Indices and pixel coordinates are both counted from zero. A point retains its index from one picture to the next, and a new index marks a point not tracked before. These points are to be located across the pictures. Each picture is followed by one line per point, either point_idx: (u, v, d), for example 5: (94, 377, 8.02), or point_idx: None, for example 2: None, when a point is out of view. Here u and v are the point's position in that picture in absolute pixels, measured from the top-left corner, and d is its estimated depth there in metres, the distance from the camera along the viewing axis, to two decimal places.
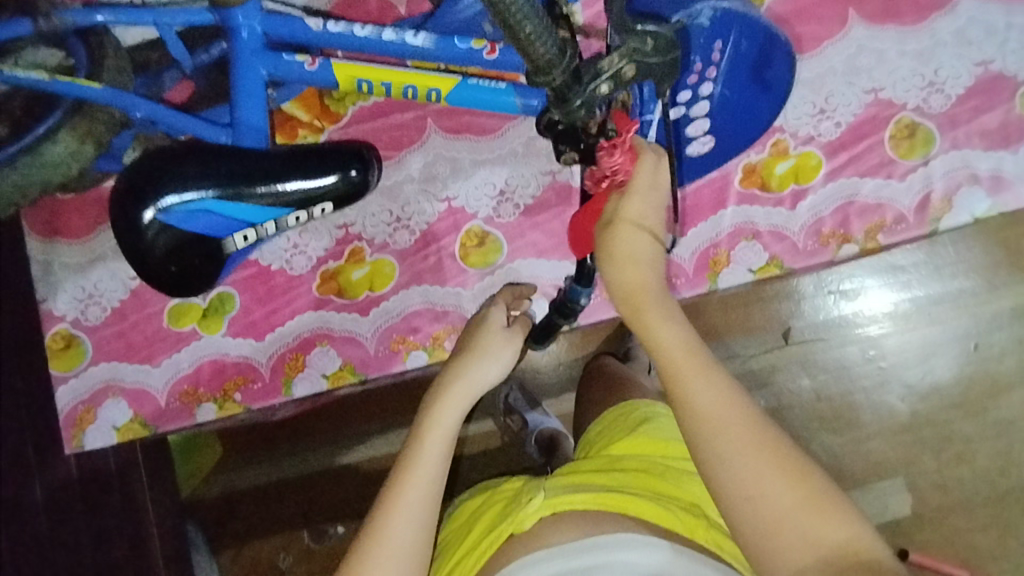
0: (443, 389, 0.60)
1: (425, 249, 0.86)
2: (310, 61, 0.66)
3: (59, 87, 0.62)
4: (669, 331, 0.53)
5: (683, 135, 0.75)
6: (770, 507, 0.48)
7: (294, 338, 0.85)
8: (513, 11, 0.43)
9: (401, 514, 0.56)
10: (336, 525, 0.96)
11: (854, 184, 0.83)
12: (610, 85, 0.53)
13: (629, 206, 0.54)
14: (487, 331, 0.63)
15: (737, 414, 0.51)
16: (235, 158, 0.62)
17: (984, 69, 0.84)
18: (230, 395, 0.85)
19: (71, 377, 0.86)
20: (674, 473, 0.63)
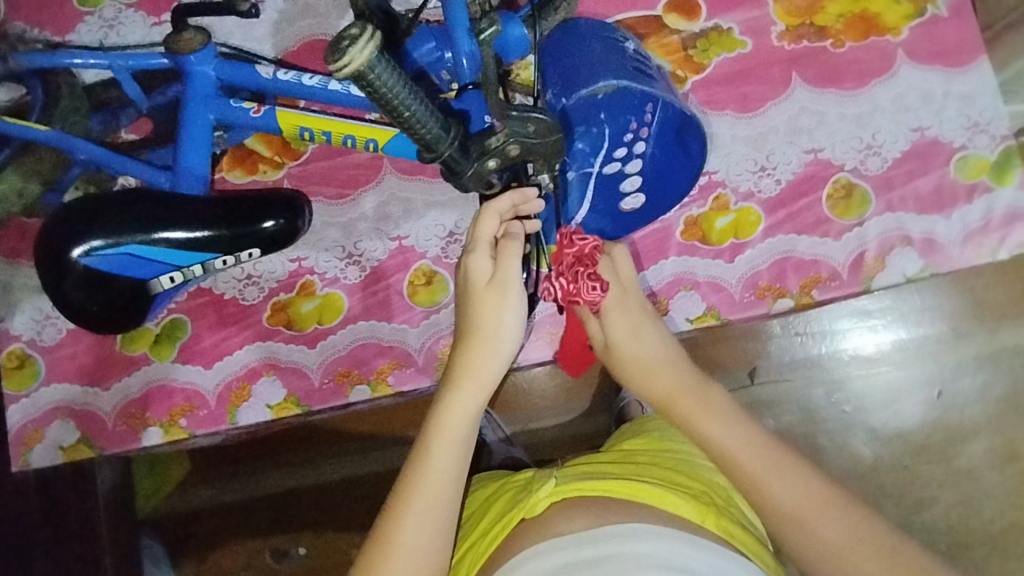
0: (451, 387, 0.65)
1: (374, 285, 0.88)
2: (256, 108, 0.70)
3: (8, 127, 0.66)
4: (714, 429, 0.65)
5: (616, 191, 0.81)
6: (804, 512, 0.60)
7: (242, 367, 0.87)
8: (397, 102, 0.48)
9: (415, 515, 0.61)
10: (298, 545, 1.02)
11: (792, 240, 0.86)
12: (496, 161, 0.59)
13: (615, 330, 0.70)
14: (475, 299, 0.65)
15: (781, 478, 0.62)
16: (169, 204, 0.66)
17: (919, 134, 0.87)
18: (175, 420, 0.87)
19: (23, 397, 0.88)
20: (680, 470, 0.68)
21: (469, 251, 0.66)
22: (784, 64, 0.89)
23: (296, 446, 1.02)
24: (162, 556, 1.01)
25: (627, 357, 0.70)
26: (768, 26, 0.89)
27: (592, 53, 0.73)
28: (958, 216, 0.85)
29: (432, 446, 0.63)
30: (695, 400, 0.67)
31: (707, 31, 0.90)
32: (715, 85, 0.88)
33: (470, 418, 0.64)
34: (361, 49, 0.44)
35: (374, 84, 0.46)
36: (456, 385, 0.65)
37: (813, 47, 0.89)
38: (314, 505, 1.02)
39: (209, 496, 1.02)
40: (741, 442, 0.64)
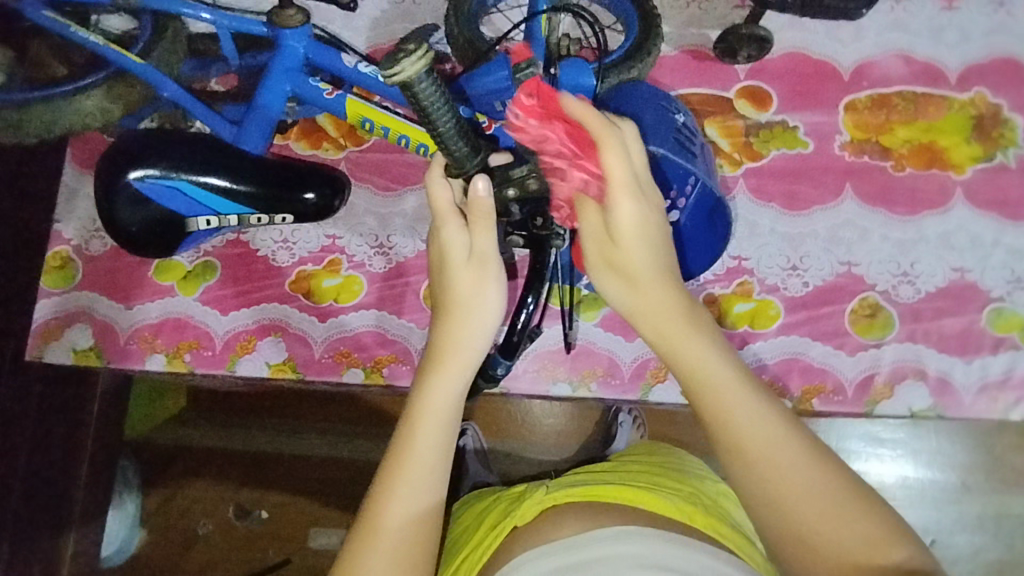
0: (437, 361, 0.65)
1: (394, 279, 0.92)
2: (330, 90, 0.75)
3: (108, 53, 0.72)
4: (703, 350, 0.58)
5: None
6: (783, 473, 0.52)
7: (254, 321, 0.92)
8: (440, 122, 0.50)
9: (394, 507, 0.59)
10: (261, 509, 1.11)
11: (804, 343, 0.86)
12: (515, 190, 0.61)
13: (629, 205, 0.59)
14: (453, 274, 0.65)
15: (760, 416, 0.55)
16: (224, 152, 0.70)
17: (959, 275, 0.86)
18: (181, 353, 0.91)
19: (55, 295, 0.94)
20: (669, 482, 0.73)
21: (443, 227, 0.64)
22: (841, 173, 0.90)
23: (292, 413, 1.12)
24: (136, 476, 1.12)
25: (632, 262, 0.60)
26: (833, 133, 0.91)
27: (640, 119, 0.73)
28: (978, 365, 0.84)
29: (414, 428, 0.62)
30: (685, 328, 0.60)
31: (773, 125, 0.91)
32: (766, 176, 0.90)
33: (453, 401, 0.64)
34: (414, 64, 0.45)
35: (418, 97, 0.47)
36: (439, 367, 0.64)
37: (873, 164, 0.90)
38: (289, 475, 1.11)
39: (198, 436, 1.13)
40: (732, 386, 0.56)
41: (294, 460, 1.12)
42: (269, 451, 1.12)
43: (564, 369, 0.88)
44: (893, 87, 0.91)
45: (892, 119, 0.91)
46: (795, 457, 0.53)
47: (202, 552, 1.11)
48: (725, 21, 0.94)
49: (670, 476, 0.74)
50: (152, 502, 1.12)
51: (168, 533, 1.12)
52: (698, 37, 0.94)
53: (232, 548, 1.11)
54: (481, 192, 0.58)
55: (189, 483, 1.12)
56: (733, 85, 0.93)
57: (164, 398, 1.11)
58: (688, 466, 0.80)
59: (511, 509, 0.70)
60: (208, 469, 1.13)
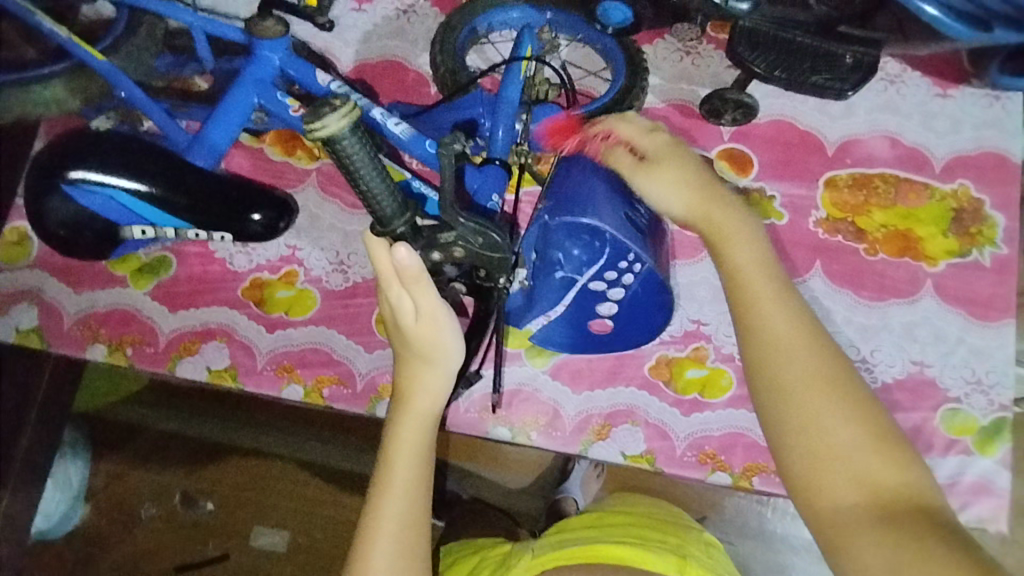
0: (405, 405, 0.67)
1: (349, 299, 0.90)
2: (296, 108, 0.73)
3: (72, 47, 0.71)
4: (743, 255, 0.62)
5: (592, 308, 0.81)
6: (806, 381, 0.56)
7: (201, 323, 0.90)
8: (357, 174, 0.52)
9: (385, 535, 0.64)
10: (207, 500, 1.15)
11: (751, 419, 0.84)
12: (440, 254, 0.60)
13: (661, 138, 0.67)
14: (407, 333, 0.64)
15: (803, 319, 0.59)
16: (170, 165, 0.71)
17: (917, 369, 0.85)
18: (123, 346, 0.90)
19: (5, 270, 0.92)
20: (657, 528, 0.84)
21: (390, 293, 0.62)
22: (812, 250, 0.88)
23: (245, 407, 1.15)
24: (83, 443, 1.15)
25: (662, 184, 0.65)
26: (810, 207, 0.89)
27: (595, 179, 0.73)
28: (926, 465, 0.82)
29: (396, 460, 0.67)
30: (726, 217, 0.63)
31: (750, 191, 0.90)
32: None
33: (427, 434, 0.68)
34: (336, 119, 0.49)
35: (342, 153, 0.50)
36: (410, 407, 0.67)
37: (845, 245, 0.88)
38: (235, 471, 1.15)
39: (154, 416, 1.16)
40: (771, 292, 0.60)
41: (244, 457, 1.16)
42: (220, 443, 1.16)
43: (508, 413, 0.86)
44: (876, 168, 0.90)
45: (870, 201, 0.89)
46: (821, 369, 0.57)
47: (142, 536, 1.14)
48: (717, 80, 0.93)
49: (657, 526, 0.84)
50: (98, 476, 1.15)
51: (111, 514, 1.14)
52: (688, 92, 0.93)
53: (174, 535, 1.14)
54: (406, 260, 0.56)
55: (139, 466, 1.16)
56: (716, 146, 0.91)
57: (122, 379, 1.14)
58: (664, 517, 0.88)
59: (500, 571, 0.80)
60: (160, 451, 1.16)
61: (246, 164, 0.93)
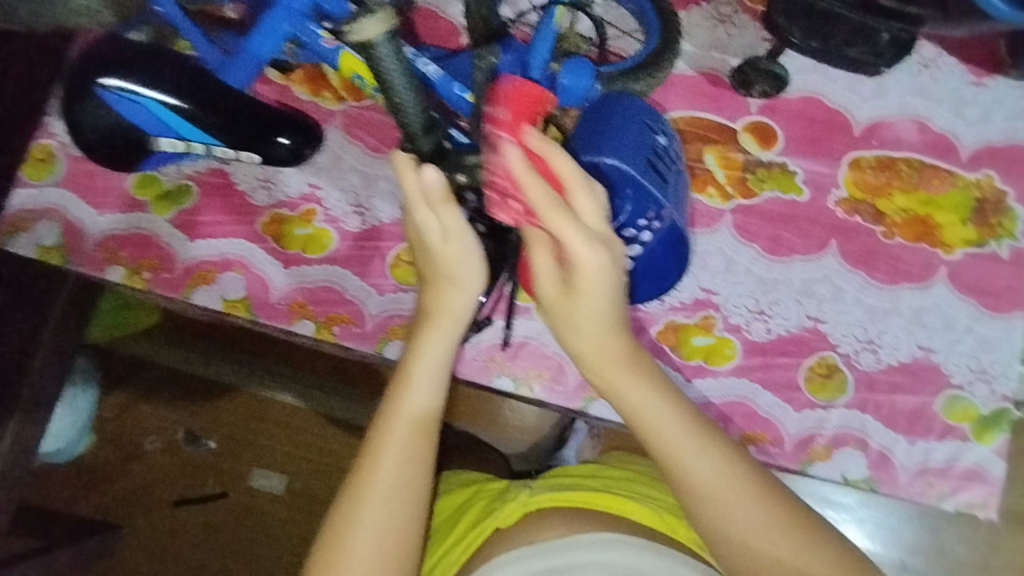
0: (426, 323, 0.70)
1: (365, 241, 0.92)
2: (329, 40, 0.72)
3: None
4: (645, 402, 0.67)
5: None
6: (729, 519, 0.65)
7: (218, 254, 0.92)
8: (387, 81, 0.54)
9: (394, 443, 0.67)
10: (209, 439, 1.18)
11: (753, 390, 0.85)
12: (465, 177, 0.65)
13: (592, 255, 0.59)
14: (435, 252, 0.66)
15: (721, 477, 0.66)
16: (198, 81, 0.73)
17: (922, 354, 0.85)
18: (141, 270, 0.91)
19: (29, 186, 0.94)
20: (652, 484, 0.85)
21: (413, 208, 0.63)
22: (829, 228, 0.88)
23: (249, 350, 1.17)
24: (91, 377, 1.16)
25: (584, 311, 0.64)
26: (831, 186, 0.90)
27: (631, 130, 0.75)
28: (921, 448, 0.83)
29: (413, 375, 0.69)
30: (632, 381, 0.67)
31: (772, 165, 0.90)
32: (753, 216, 0.89)
33: (443, 353, 0.69)
34: (371, 25, 0.50)
35: (374, 59, 0.52)
36: (431, 323, 0.69)
37: (863, 226, 0.88)
38: (236, 409, 1.18)
39: (159, 353, 1.18)
40: (676, 435, 0.67)
41: (242, 398, 1.18)
42: (221, 385, 1.18)
43: (512, 363, 0.87)
44: (902, 152, 0.90)
45: (893, 184, 0.89)
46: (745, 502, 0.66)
47: (147, 466, 1.19)
48: (749, 51, 0.92)
49: (655, 484, 0.85)
50: (107, 414, 1.19)
51: (116, 444, 1.19)
52: (719, 62, 0.92)
53: (178, 467, 1.18)
54: (433, 180, 0.58)
55: (145, 402, 1.19)
56: (742, 117, 0.91)
57: (133, 314, 1.16)
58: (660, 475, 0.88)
59: (493, 507, 0.81)
60: (162, 391, 1.19)
61: (273, 100, 0.94)
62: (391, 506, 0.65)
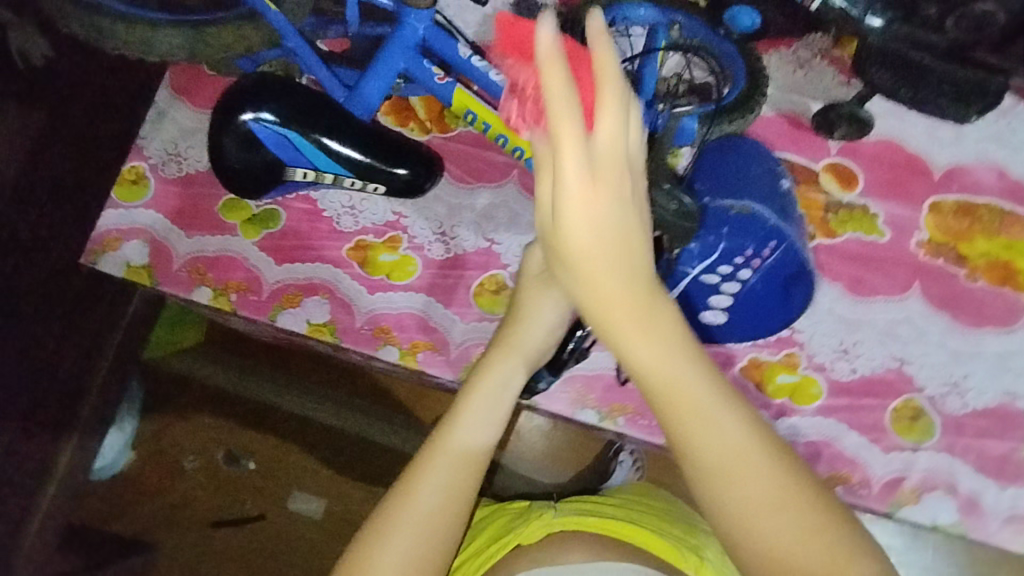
0: (494, 355, 0.70)
1: (450, 270, 0.93)
2: (442, 77, 0.77)
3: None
4: (645, 352, 0.50)
5: (704, 301, 0.81)
6: (715, 459, 0.51)
7: (305, 278, 0.93)
8: None
9: (439, 476, 0.65)
10: (250, 460, 1.16)
11: (840, 430, 0.85)
12: None
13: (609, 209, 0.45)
14: (523, 285, 0.70)
15: (737, 435, 0.51)
16: (332, 110, 0.77)
17: (1008, 399, 0.85)
18: (228, 292, 0.93)
19: (120, 207, 0.96)
20: (668, 517, 0.83)
21: (529, 244, 0.70)
22: (911, 270, 0.89)
23: (297, 370, 1.17)
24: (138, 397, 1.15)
25: (605, 280, 0.48)
26: (912, 228, 0.91)
27: (749, 173, 0.79)
28: (1011, 494, 0.82)
29: (464, 412, 0.68)
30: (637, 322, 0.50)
31: (854, 207, 0.92)
32: (837, 257, 0.90)
33: (499, 393, 0.69)
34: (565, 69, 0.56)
35: None
36: (502, 355, 0.70)
37: (945, 269, 0.89)
38: (285, 431, 1.16)
39: (205, 370, 1.17)
40: (685, 390, 0.51)
41: (286, 418, 1.17)
42: (269, 403, 1.17)
43: (595, 396, 0.87)
44: (982, 197, 0.91)
45: (974, 228, 0.90)
46: (754, 460, 0.51)
47: (187, 486, 1.15)
48: (829, 95, 0.94)
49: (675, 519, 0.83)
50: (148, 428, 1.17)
51: (155, 461, 1.16)
52: (799, 104, 0.94)
53: (217, 490, 1.15)
54: None
55: (187, 419, 1.17)
56: (823, 158, 0.93)
57: (183, 330, 1.17)
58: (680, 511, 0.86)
59: (517, 520, 0.79)
60: (206, 411, 1.17)
61: None
62: (418, 536, 0.63)
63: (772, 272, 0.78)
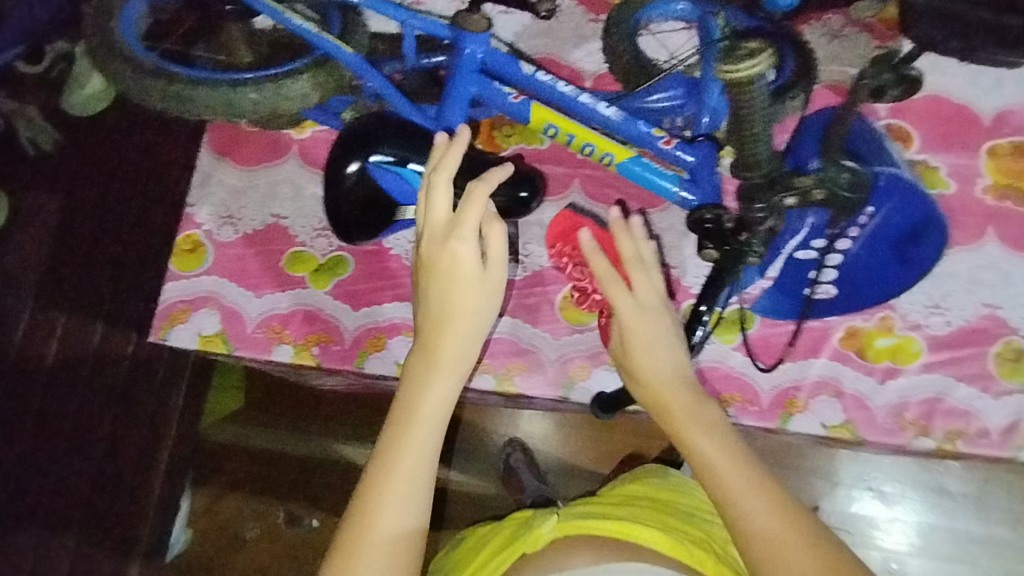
0: (422, 377, 0.65)
1: (531, 288, 0.91)
2: (515, 96, 0.76)
3: (321, 42, 0.72)
4: (705, 441, 0.64)
5: (807, 275, 0.86)
6: (763, 528, 0.57)
7: (385, 319, 0.91)
8: (746, 114, 0.68)
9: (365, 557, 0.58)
10: (314, 517, 1.07)
11: (948, 384, 0.85)
12: (796, 198, 0.71)
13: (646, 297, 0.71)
14: (446, 287, 0.68)
15: (778, 502, 0.59)
16: (436, 143, 0.76)
17: None
18: (309, 346, 0.90)
19: (181, 278, 0.93)
20: (683, 512, 0.72)
21: (450, 241, 0.68)
22: (983, 216, 0.90)
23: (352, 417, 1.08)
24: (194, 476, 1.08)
25: (646, 361, 0.70)
26: (975, 176, 0.92)
27: (859, 135, 0.84)
28: None
29: (390, 479, 0.61)
30: (679, 405, 0.67)
31: (915, 163, 0.93)
32: None
33: (425, 457, 0.62)
34: (748, 62, 0.64)
35: (747, 92, 0.66)
36: (432, 381, 0.65)
37: (1015, 210, 0.91)
38: (344, 484, 1.06)
39: (253, 432, 1.09)
40: (730, 459, 0.62)
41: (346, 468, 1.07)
42: (324, 457, 1.08)
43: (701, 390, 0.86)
44: None
45: None
46: (797, 535, 0.57)
47: (247, 557, 1.08)
48: (868, 60, 0.95)
49: (687, 513, 0.72)
50: (201, 502, 1.09)
51: (216, 536, 1.09)
52: (843, 73, 0.95)
53: (276, 556, 1.07)
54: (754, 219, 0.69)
55: (240, 488, 1.09)
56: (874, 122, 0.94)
57: (224, 392, 1.08)
58: (698, 499, 0.76)
59: (520, 533, 0.71)
60: (260, 477, 1.10)
61: None
62: None
63: (877, 236, 0.84)
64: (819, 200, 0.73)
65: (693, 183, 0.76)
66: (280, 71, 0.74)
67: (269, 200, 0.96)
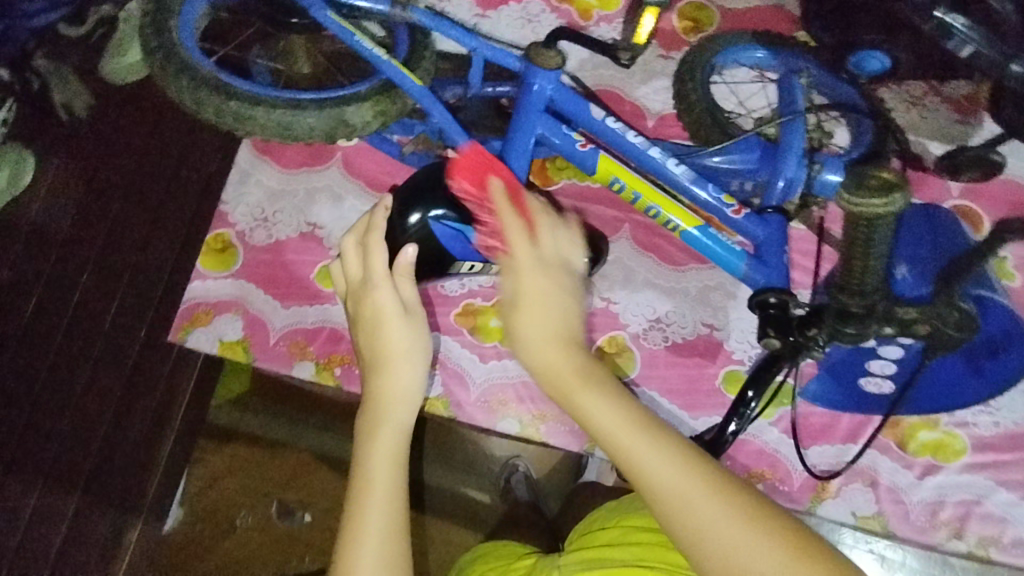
0: (367, 420, 0.62)
1: None
2: (584, 143, 0.72)
3: (388, 69, 0.70)
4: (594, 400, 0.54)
5: (862, 365, 0.83)
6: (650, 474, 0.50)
7: None
8: (867, 236, 0.63)
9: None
10: (305, 511, 1.01)
11: (987, 487, 0.82)
12: (893, 328, 0.66)
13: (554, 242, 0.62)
14: (366, 328, 0.66)
15: (669, 449, 0.51)
16: None
17: None
18: (332, 365, 0.87)
19: (208, 278, 0.90)
20: None
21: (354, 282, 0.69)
22: None
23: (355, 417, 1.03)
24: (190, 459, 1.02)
25: (542, 320, 0.56)
26: None
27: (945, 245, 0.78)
28: None
29: (357, 517, 0.57)
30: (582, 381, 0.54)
31: None
32: None
33: (385, 491, 0.58)
34: (893, 200, 0.61)
35: (879, 227, 0.62)
36: (372, 422, 0.62)
37: None
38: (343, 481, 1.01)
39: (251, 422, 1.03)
40: (611, 397, 0.53)
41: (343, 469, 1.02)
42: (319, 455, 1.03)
43: (731, 462, 0.83)
44: None
45: None
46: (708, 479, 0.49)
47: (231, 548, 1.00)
48: (945, 134, 0.90)
49: None
50: (194, 487, 1.01)
51: (208, 521, 1.00)
52: (920, 144, 0.89)
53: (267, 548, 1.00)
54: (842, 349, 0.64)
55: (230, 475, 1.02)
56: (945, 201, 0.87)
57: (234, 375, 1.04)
58: None
59: None
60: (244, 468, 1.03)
61: None
62: None
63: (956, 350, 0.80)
64: (922, 331, 0.69)
65: (768, 265, 0.72)
66: (340, 93, 0.73)
67: (306, 208, 0.93)
